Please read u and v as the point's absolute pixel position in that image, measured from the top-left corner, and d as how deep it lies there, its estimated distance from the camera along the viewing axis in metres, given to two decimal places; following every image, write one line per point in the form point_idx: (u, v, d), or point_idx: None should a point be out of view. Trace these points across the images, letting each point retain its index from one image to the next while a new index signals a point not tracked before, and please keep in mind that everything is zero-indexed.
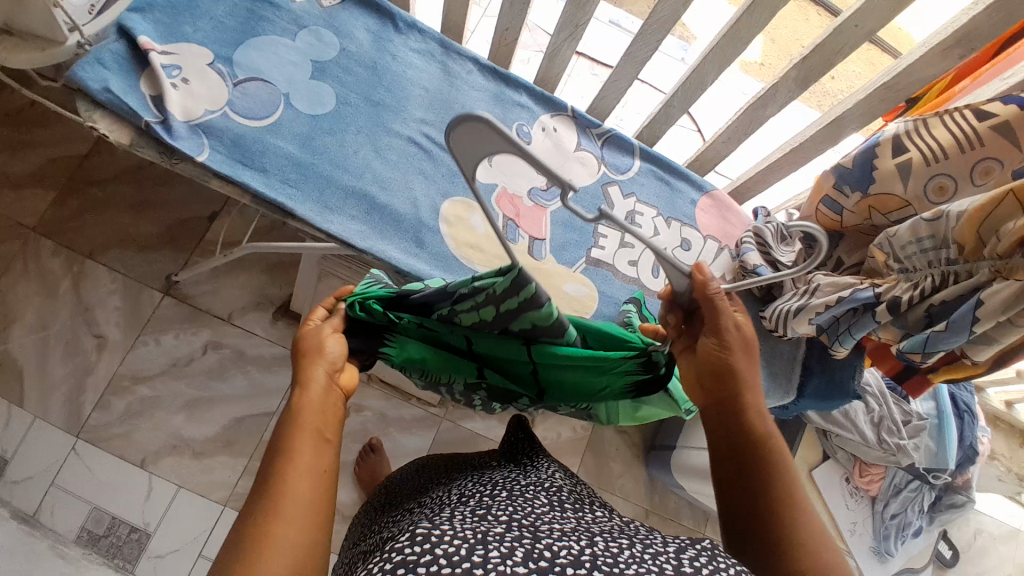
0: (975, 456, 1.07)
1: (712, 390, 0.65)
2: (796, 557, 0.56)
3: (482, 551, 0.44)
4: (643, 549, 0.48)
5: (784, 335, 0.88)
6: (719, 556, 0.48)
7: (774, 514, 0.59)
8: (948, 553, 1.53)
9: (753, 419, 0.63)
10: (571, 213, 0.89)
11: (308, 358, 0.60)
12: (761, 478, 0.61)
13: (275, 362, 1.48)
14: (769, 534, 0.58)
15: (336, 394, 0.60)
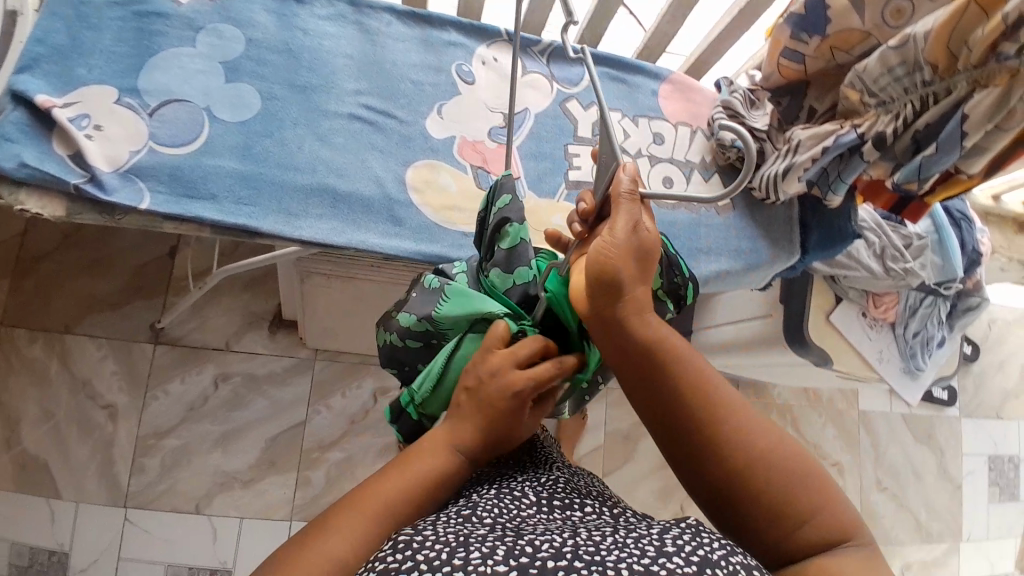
0: (979, 258, 1.06)
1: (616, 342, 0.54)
2: (785, 521, 0.50)
3: (464, 553, 0.45)
4: (627, 534, 0.49)
5: (777, 200, 0.87)
6: (703, 532, 0.48)
7: (723, 472, 0.51)
8: (968, 350, 1.68)
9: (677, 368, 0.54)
10: (537, 143, 0.82)
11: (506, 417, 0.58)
12: (691, 432, 0.53)
13: (286, 374, 1.46)
14: (725, 492, 0.52)
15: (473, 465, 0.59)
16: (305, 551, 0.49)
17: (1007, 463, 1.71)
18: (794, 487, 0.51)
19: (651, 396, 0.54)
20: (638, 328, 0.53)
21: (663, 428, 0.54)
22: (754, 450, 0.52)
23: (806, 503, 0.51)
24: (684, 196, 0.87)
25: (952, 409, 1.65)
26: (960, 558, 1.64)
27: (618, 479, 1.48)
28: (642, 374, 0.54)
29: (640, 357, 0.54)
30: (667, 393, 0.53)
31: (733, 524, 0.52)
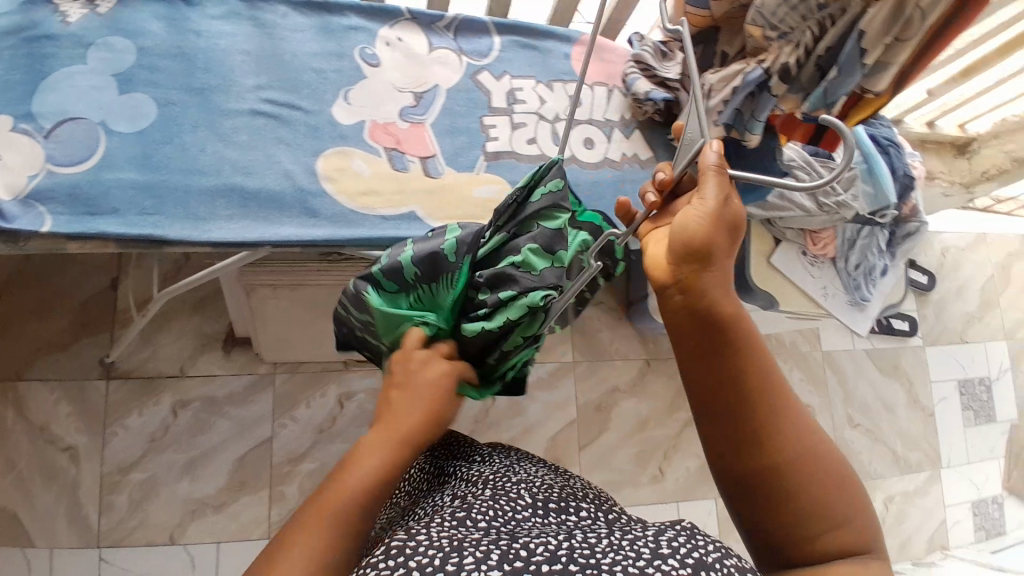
0: (913, 181, 1.05)
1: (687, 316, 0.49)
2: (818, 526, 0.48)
3: (457, 558, 0.42)
4: (621, 535, 0.46)
5: (698, 147, 0.85)
6: (698, 534, 0.45)
7: (771, 466, 0.48)
8: (924, 280, 1.70)
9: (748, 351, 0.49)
10: (451, 118, 0.80)
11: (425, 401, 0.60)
12: (747, 417, 0.49)
13: (247, 391, 1.42)
14: (762, 487, 0.49)
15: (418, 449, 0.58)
16: (275, 564, 0.46)
17: (976, 386, 1.74)
18: (835, 494, 0.48)
19: (709, 375, 0.49)
20: (705, 300, 0.49)
21: (719, 409, 0.49)
22: (802, 448, 0.49)
23: (836, 514, 0.48)
24: (605, 155, 0.86)
25: (915, 339, 1.68)
26: (941, 484, 1.66)
27: (594, 450, 1.49)
28: (696, 350, 0.50)
29: (700, 333, 0.49)
30: (725, 373, 0.49)
31: (752, 521, 0.50)
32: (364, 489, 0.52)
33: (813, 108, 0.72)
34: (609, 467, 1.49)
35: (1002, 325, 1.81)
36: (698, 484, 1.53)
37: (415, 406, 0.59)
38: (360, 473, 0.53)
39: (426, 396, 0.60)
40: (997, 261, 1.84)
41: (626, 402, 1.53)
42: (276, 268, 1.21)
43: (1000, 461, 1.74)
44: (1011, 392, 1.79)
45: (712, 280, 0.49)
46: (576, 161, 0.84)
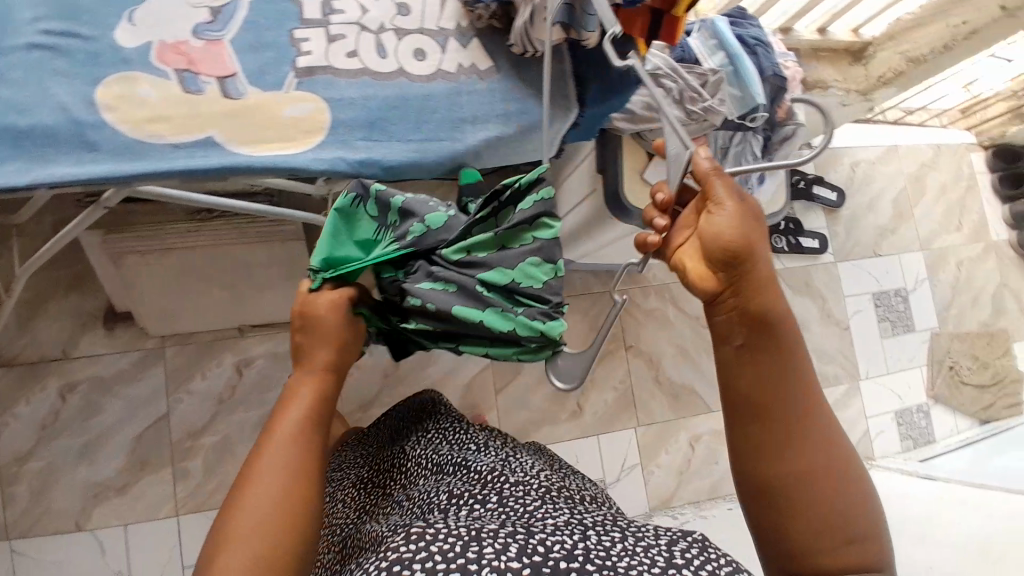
0: (785, 84, 1.01)
1: (742, 319, 0.56)
2: (833, 538, 0.54)
3: (477, 546, 0.56)
4: (635, 542, 0.59)
5: (539, 53, 0.80)
6: (709, 546, 0.60)
7: (798, 468, 0.55)
8: (834, 196, 1.71)
9: (789, 361, 0.56)
10: (254, 34, 0.72)
11: (324, 336, 0.65)
12: (780, 419, 0.56)
13: (137, 368, 1.35)
14: (783, 489, 0.55)
15: (333, 378, 0.65)
16: (242, 494, 0.54)
17: (893, 297, 1.75)
18: (851, 511, 0.55)
19: (754, 376, 0.56)
20: (753, 306, 0.55)
21: (759, 410, 0.56)
22: (830, 461, 0.55)
23: (854, 531, 0.54)
24: (438, 67, 0.78)
25: (826, 256, 1.69)
26: (861, 395, 1.69)
27: (511, 394, 1.47)
28: (748, 350, 0.56)
29: (744, 330, 0.56)
30: (771, 376, 0.56)
31: (767, 521, 0.57)
32: (292, 433, 0.59)
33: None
34: (527, 408, 1.48)
35: (917, 235, 1.81)
36: (618, 417, 1.52)
37: (326, 340, 0.65)
38: (291, 416, 0.60)
39: (327, 339, 0.65)
40: (908, 173, 1.84)
41: None
42: (142, 234, 1.13)
43: (921, 368, 1.77)
44: (929, 301, 1.80)
45: (756, 291, 0.55)
46: (405, 74, 0.76)
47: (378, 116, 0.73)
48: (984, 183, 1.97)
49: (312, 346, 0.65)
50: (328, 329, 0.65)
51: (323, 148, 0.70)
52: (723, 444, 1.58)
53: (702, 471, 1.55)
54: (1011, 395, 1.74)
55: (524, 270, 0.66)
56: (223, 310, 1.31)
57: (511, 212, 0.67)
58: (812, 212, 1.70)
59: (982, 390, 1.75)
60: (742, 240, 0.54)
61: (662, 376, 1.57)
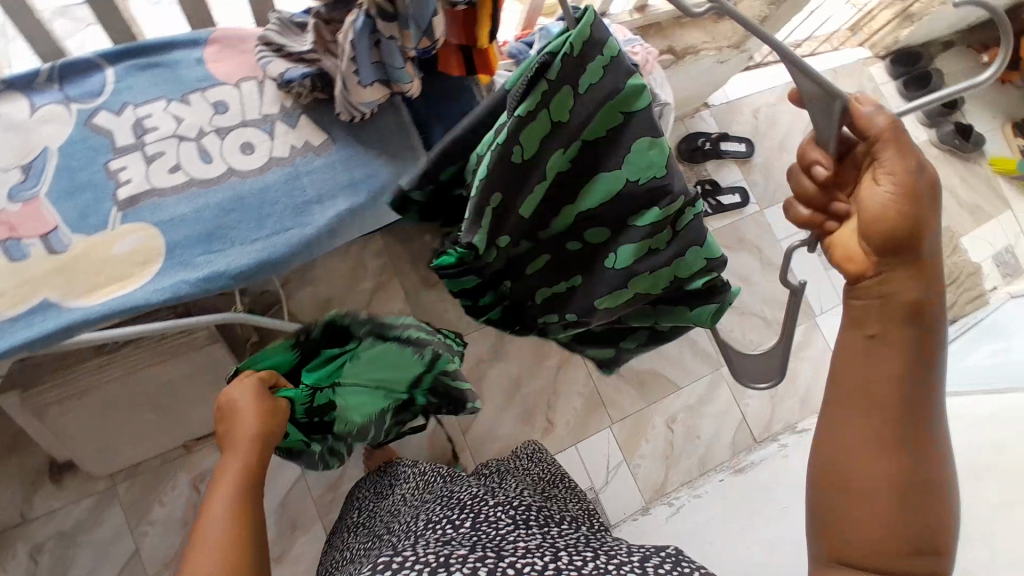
0: (638, 69, 1.01)
1: (880, 296, 0.48)
2: (907, 545, 0.49)
3: (444, 571, 0.56)
4: (606, 560, 0.61)
5: (367, 113, 0.78)
6: (682, 559, 0.60)
7: (892, 474, 0.49)
8: (743, 147, 1.78)
9: (920, 360, 0.49)
10: (69, 179, 0.72)
11: (244, 411, 0.66)
12: (893, 421, 0.49)
13: (96, 513, 1.33)
14: (868, 486, 0.50)
15: (265, 444, 0.66)
16: (194, 554, 0.51)
17: None
18: (927, 527, 0.49)
19: (879, 369, 0.49)
20: (897, 292, 0.48)
21: (883, 401, 0.49)
22: (925, 471, 0.49)
23: (930, 542, 0.49)
24: (270, 154, 0.77)
25: (750, 208, 1.75)
26: (822, 331, 1.69)
27: (478, 429, 1.45)
28: (877, 337, 0.49)
29: (882, 321, 0.49)
30: (898, 370, 0.49)
31: (829, 514, 0.52)
32: (236, 490, 0.58)
33: (418, 40, 0.65)
34: (498, 438, 1.46)
35: None
36: (590, 421, 1.51)
37: (252, 414, 0.66)
38: (228, 477, 0.60)
39: (248, 412, 0.66)
40: None
41: (494, 369, 1.48)
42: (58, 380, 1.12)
43: None
44: None
45: (904, 284, 0.48)
46: (235, 173, 0.75)
47: (217, 225, 0.72)
48: (890, 92, 1.99)
49: (235, 422, 0.66)
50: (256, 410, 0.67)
51: (162, 275, 0.70)
52: (700, 418, 1.57)
53: (687, 451, 1.54)
54: (971, 290, 1.78)
55: (642, 160, 0.58)
56: (167, 428, 1.30)
57: (571, 94, 0.56)
58: (727, 167, 1.78)
59: None
60: (913, 220, 0.45)
61: (623, 369, 1.56)
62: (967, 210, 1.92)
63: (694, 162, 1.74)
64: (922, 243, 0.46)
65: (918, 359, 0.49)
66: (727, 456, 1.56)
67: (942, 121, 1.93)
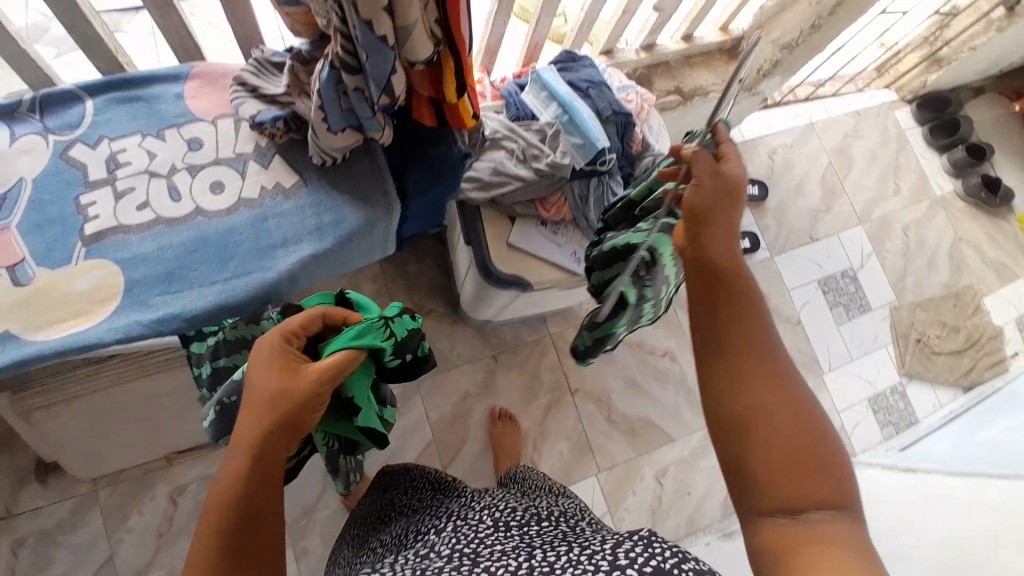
0: (631, 117, 1.00)
1: (698, 248, 0.58)
2: (795, 473, 0.47)
3: None
4: (580, 553, 0.57)
5: (337, 158, 0.78)
6: (654, 540, 0.55)
7: (764, 411, 0.49)
8: (756, 190, 1.74)
9: (742, 299, 0.55)
10: (40, 212, 0.73)
11: (254, 404, 0.58)
12: (742, 356, 0.52)
13: (75, 518, 1.33)
14: (746, 420, 0.49)
15: (278, 438, 0.57)
16: None
17: (840, 280, 1.74)
18: (812, 452, 0.48)
19: (719, 319, 0.54)
20: (715, 253, 0.56)
21: (732, 349, 0.52)
22: (798, 404, 0.50)
23: (821, 466, 0.47)
24: (238, 195, 0.77)
25: (760, 253, 1.71)
26: (828, 390, 1.64)
27: (459, 465, 1.42)
28: (714, 293, 0.55)
29: (703, 283, 0.56)
30: (739, 318, 0.54)
31: (731, 465, 0.50)
32: (227, 508, 0.52)
33: (377, 95, 0.63)
34: (481, 477, 1.42)
35: (851, 210, 1.81)
36: (577, 465, 1.47)
37: (261, 414, 0.57)
38: (225, 490, 0.53)
39: (257, 407, 0.58)
40: (831, 148, 1.85)
41: (480, 405, 1.46)
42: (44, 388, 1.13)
43: (888, 348, 1.71)
44: (881, 273, 1.77)
45: (716, 240, 0.57)
46: (202, 212, 0.75)
47: (177, 265, 0.72)
48: (916, 139, 1.93)
49: (246, 413, 0.58)
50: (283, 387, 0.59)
51: (119, 313, 0.70)
52: (691, 471, 1.53)
53: (675, 506, 1.49)
54: (990, 355, 1.71)
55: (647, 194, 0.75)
56: (151, 440, 1.30)
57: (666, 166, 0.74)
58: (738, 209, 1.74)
59: (958, 356, 1.71)
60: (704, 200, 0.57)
61: (614, 413, 1.53)
62: (992, 269, 1.84)
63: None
64: (719, 215, 0.57)
65: (742, 298, 0.54)
66: (718, 513, 1.50)
67: (971, 172, 1.85)
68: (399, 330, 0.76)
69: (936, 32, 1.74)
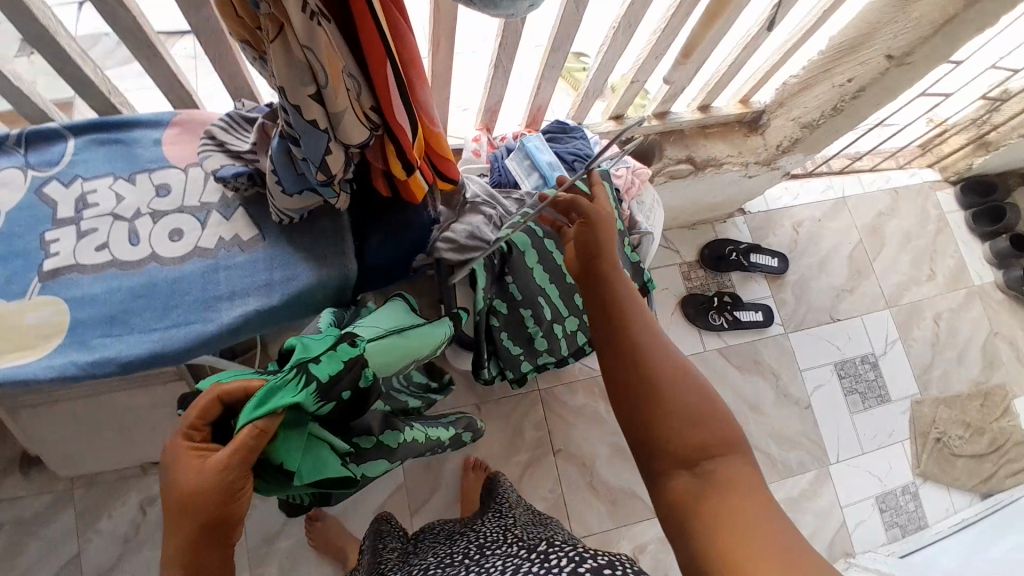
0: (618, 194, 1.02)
1: (591, 273, 0.65)
2: (707, 451, 0.52)
3: None
4: None
5: (294, 218, 0.78)
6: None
7: (671, 404, 0.54)
8: (776, 262, 1.66)
9: (634, 312, 0.61)
10: (4, 243, 0.75)
11: (171, 505, 0.53)
12: (641, 356, 0.57)
13: (47, 511, 1.30)
14: (656, 415, 0.54)
15: (205, 534, 0.53)
16: None
17: (858, 365, 1.63)
18: (715, 431, 0.53)
19: (619, 328, 0.60)
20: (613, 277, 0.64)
21: (634, 353, 0.57)
22: (695, 392, 0.55)
23: (723, 439, 0.53)
24: (194, 244, 0.78)
25: (773, 327, 1.62)
26: (832, 482, 1.53)
27: (427, 515, 1.39)
28: (610, 314, 0.61)
29: (595, 306, 0.63)
30: (633, 328, 0.59)
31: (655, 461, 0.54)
32: None
33: (314, 172, 0.64)
34: None
35: (878, 292, 1.70)
36: None
37: (178, 517, 0.52)
38: None
39: (172, 508, 0.52)
40: (863, 225, 1.75)
41: (457, 455, 1.42)
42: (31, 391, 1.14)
43: (904, 443, 1.59)
44: (905, 363, 1.66)
45: (609, 264, 0.64)
46: (156, 258, 0.76)
47: (121, 309, 0.74)
48: (957, 222, 1.81)
49: (168, 510, 0.53)
50: (192, 488, 0.52)
51: (59, 353, 0.72)
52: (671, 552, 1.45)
53: None
54: (1014, 462, 1.59)
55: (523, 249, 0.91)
56: (127, 449, 1.27)
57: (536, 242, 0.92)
58: (754, 280, 1.66)
59: (979, 460, 1.58)
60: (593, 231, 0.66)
61: (596, 481, 1.47)
62: None
63: (718, 270, 1.64)
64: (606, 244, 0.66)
65: (632, 311, 0.61)
66: None
67: (1014, 264, 1.72)
68: (324, 367, 0.61)
69: (985, 115, 1.62)
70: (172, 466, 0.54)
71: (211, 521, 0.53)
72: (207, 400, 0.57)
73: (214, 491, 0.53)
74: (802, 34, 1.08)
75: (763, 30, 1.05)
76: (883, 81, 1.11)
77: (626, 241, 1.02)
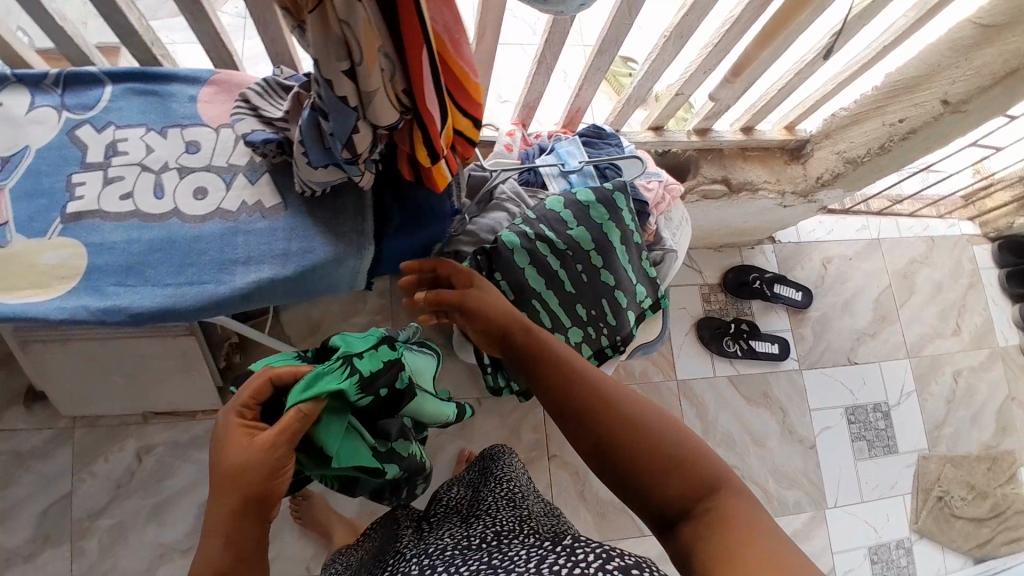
0: (647, 207, 1.01)
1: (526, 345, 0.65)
2: (701, 486, 0.51)
3: None
4: None
5: (317, 191, 0.78)
6: None
7: (648, 448, 0.52)
8: (800, 295, 1.62)
9: (581, 369, 0.60)
10: (33, 181, 0.76)
11: (218, 480, 0.48)
12: (603, 407, 0.56)
13: (45, 447, 1.32)
14: (638, 460, 0.52)
15: (249, 512, 0.48)
16: None
17: (869, 412, 1.59)
18: (700, 462, 0.52)
19: (576, 385, 0.58)
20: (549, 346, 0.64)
21: (599, 404, 0.56)
22: (667, 431, 0.53)
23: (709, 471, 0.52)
24: (217, 204, 0.78)
25: (788, 361, 1.59)
26: (826, 526, 1.50)
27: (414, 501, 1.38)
28: (557, 379, 0.60)
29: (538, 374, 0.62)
30: (585, 385, 0.58)
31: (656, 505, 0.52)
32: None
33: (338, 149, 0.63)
34: None
35: (900, 341, 1.66)
36: None
37: (223, 490, 0.48)
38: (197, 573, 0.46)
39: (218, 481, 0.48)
40: (894, 269, 1.71)
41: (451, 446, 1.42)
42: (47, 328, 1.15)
43: (905, 497, 1.55)
44: (918, 416, 1.61)
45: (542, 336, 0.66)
46: (178, 214, 0.77)
47: (138, 260, 0.74)
48: (989, 280, 1.76)
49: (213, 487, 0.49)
50: (243, 461, 0.48)
51: (73, 295, 0.72)
52: None
53: None
54: (1012, 530, 1.55)
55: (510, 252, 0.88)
56: (124, 397, 1.28)
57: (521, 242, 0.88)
58: (774, 311, 1.63)
59: (977, 524, 1.54)
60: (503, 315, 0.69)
61: (586, 490, 1.45)
62: None
63: (739, 296, 1.60)
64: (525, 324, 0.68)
65: (575, 370, 0.60)
66: None
67: None
68: (366, 362, 0.59)
69: None
70: (222, 440, 0.50)
71: (259, 497, 0.48)
72: (259, 380, 0.53)
73: (262, 466, 0.49)
74: (858, 68, 1.05)
75: (819, 57, 1.02)
76: (937, 125, 1.07)
77: (644, 256, 0.99)
